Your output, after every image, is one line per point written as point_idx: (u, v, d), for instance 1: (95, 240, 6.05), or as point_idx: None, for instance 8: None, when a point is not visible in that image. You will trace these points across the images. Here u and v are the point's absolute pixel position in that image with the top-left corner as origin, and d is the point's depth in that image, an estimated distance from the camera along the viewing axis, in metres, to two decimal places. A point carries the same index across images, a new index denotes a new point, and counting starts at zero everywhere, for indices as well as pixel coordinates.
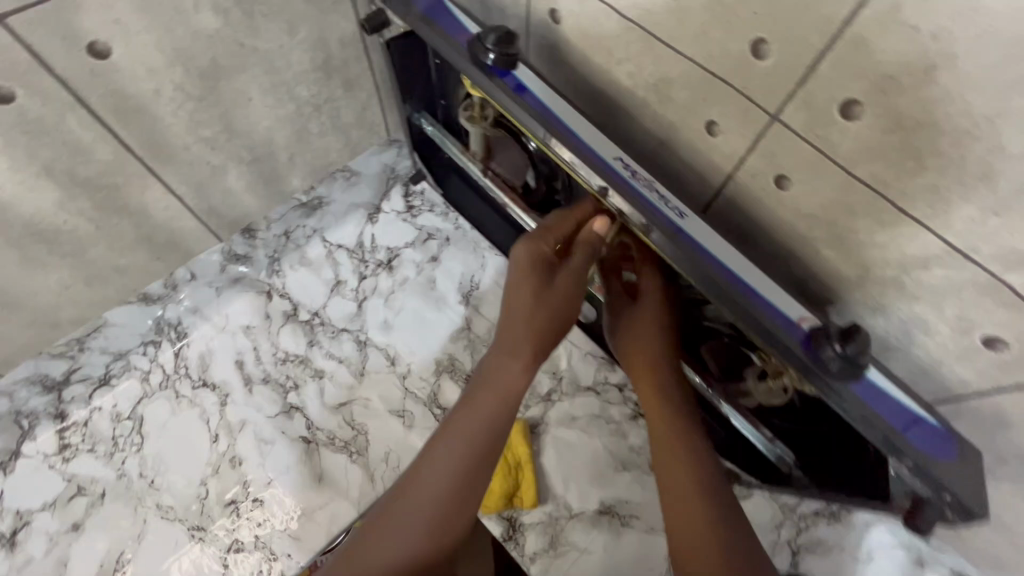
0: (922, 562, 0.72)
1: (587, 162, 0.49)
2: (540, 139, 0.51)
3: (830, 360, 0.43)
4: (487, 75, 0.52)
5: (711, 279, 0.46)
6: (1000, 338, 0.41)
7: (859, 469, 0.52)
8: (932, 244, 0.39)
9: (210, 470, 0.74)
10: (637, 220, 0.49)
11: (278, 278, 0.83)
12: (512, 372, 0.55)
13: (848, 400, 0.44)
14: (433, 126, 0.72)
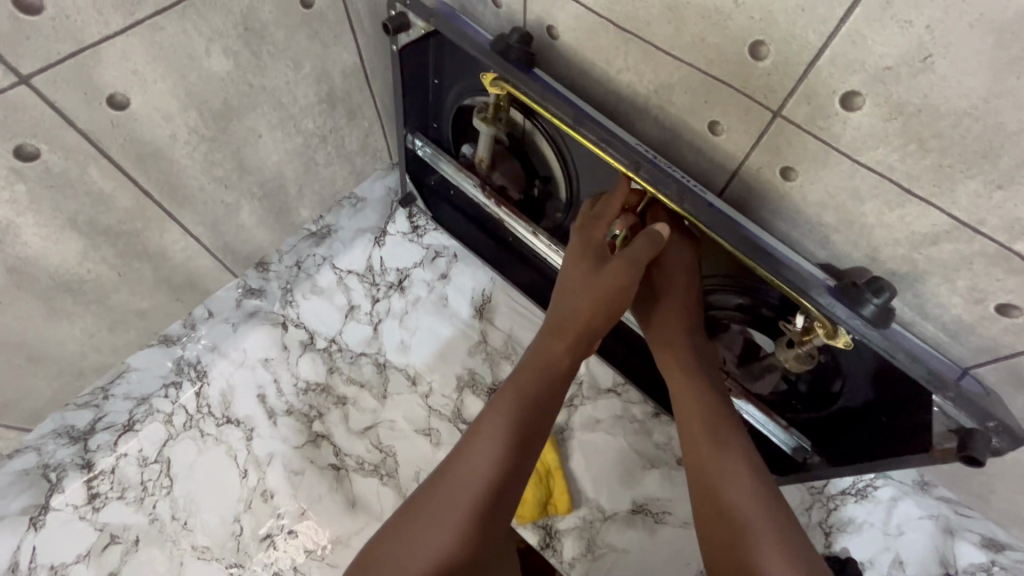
0: (952, 531, 0.73)
1: (617, 142, 0.51)
2: (569, 123, 0.53)
3: (866, 308, 0.45)
4: (512, 68, 0.54)
5: (743, 237, 0.48)
6: (1012, 304, 0.43)
7: (879, 437, 0.54)
8: (940, 220, 0.41)
9: (243, 506, 0.74)
10: (670, 191, 0.51)
11: (292, 308, 0.83)
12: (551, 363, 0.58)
13: (888, 342, 0.45)
14: (424, 146, 0.74)
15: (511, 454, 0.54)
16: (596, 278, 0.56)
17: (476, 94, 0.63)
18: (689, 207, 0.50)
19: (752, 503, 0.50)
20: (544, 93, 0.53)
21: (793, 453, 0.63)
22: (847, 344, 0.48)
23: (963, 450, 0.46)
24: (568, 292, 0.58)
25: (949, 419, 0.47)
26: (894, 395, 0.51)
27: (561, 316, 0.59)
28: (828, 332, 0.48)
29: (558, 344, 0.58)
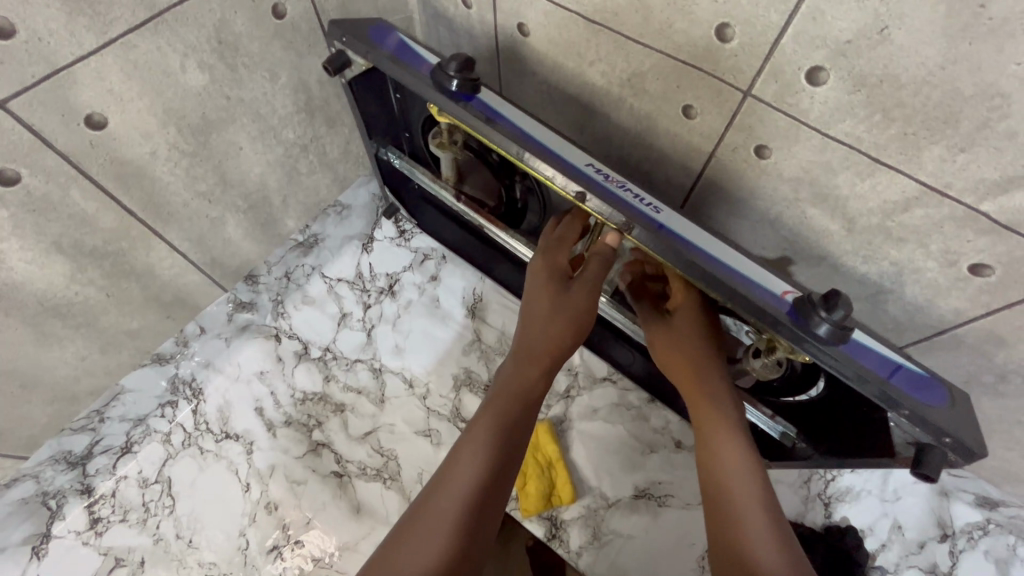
0: (946, 494, 0.75)
1: (564, 173, 0.51)
2: (515, 156, 0.53)
3: (819, 327, 0.45)
4: (453, 101, 0.54)
5: (689, 262, 0.48)
6: (986, 264, 0.44)
7: (851, 431, 0.55)
8: (910, 186, 0.43)
9: (248, 519, 0.74)
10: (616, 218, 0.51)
11: (284, 320, 0.83)
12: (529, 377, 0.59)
13: (840, 360, 0.46)
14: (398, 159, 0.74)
15: (499, 470, 0.53)
16: (562, 301, 0.59)
17: (430, 117, 0.63)
18: (637, 233, 0.50)
19: (752, 498, 0.51)
20: (486, 127, 0.52)
21: (782, 439, 0.64)
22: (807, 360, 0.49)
23: (917, 467, 0.48)
24: (533, 318, 0.60)
25: (906, 433, 0.48)
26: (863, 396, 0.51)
27: (532, 337, 0.60)
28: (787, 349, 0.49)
29: (535, 364, 0.59)
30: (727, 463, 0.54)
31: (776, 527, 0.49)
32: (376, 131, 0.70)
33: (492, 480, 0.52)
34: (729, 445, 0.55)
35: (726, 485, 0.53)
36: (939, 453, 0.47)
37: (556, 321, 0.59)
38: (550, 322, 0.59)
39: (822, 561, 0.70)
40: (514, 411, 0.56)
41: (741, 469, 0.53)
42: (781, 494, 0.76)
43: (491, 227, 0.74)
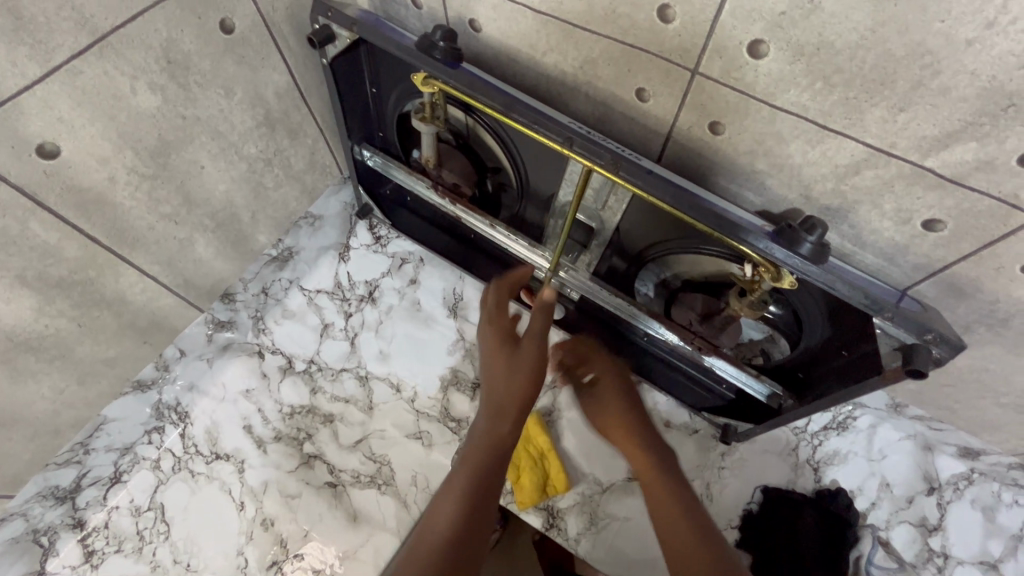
0: (931, 449, 0.76)
1: (546, 121, 0.53)
2: (498, 108, 0.55)
3: (803, 247, 0.47)
4: (439, 65, 0.55)
5: (679, 197, 0.50)
6: (937, 219, 0.45)
7: (834, 366, 0.58)
8: (857, 150, 0.44)
9: (244, 538, 0.73)
10: (603, 162, 0.52)
11: (266, 336, 0.83)
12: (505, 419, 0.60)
13: (828, 276, 0.47)
14: (373, 156, 0.77)
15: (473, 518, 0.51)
16: (516, 357, 0.62)
17: (414, 97, 0.65)
18: (625, 173, 0.52)
19: (689, 519, 0.56)
20: (471, 83, 0.54)
21: (768, 401, 0.66)
22: (792, 284, 0.51)
23: (907, 365, 0.47)
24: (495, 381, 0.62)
25: (890, 338, 0.49)
26: (848, 330, 0.53)
27: (497, 393, 0.61)
28: (774, 275, 0.50)
29: (502, 418, 0.60)
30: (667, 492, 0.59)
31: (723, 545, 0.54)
32: None
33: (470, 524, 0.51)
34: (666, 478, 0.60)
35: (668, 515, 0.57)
36: (924, 351, 0.47)
37: (518, 371, 0.61)
38: (511, 376, 0.61)
39: (814, 523, 0.72)
40: (482, 463, 0.56)
41: (679, 498, 0.58)
42: (771, 463, 0.78)
43: (467, 214, 0.76)
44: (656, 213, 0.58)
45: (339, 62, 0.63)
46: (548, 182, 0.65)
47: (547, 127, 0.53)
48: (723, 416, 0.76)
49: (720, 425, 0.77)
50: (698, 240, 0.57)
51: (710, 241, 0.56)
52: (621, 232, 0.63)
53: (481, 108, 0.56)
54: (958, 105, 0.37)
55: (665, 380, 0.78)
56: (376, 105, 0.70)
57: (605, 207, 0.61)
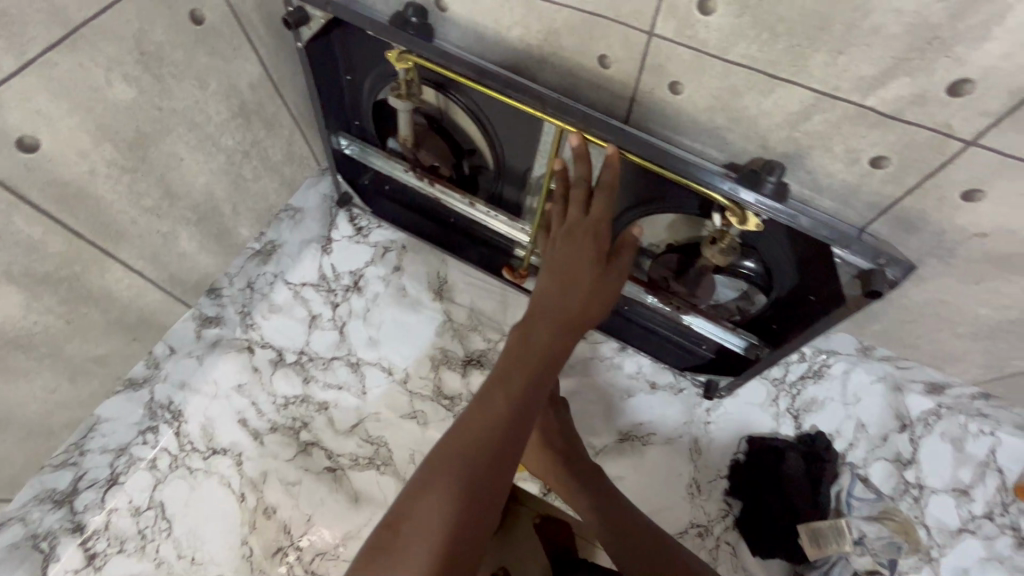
0: (900, 388, 0.81)
1: (518, 85, 0.55)
2: (472, 75, 0.56)
3: (766, 187, 0.50)
4: (414, 38, 0.56)
5: (650, 148, 0.53)
6: (882, 157, 0.48)
7: (804, 311, 0.61)
8: (805, 96, 0.47)
9: (247, 528, 0.74)
10: (576, 120, 0.54)
11: (254, 330, 0.84)
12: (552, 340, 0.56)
13: (793, 211, 0.50)
14: (351, 145, 0.79)
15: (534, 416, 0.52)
16: (606, 278, 0.58)
17: (390, 78, 0.66)
18: (597, 130, 0.54)
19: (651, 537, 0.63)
20: (443, 53, 0.56)
21: (747, 351, 0.70)
22: (758, 227, 0.52)
23: (868, 289, 0.50)
24: (575, 292, 0.57)
25: (850, 266, 0.52)
26: (812, 277, 0.56)
27: (575, 307, 0.57)
28: (740, 219, 0.52)
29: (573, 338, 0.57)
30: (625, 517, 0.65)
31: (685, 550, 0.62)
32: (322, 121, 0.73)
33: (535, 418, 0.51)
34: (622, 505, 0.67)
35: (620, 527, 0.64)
36: (881, 274, 0.50)
37: (601, 299, 0.58)
38: (595, 299, 0.57)
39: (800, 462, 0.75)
40: (544, 359, 0.55)
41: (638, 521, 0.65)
42: (754, 414, 0.81)
43: (447, 193, 0.78)
44: (627, 176, 0.60)
45: (317, 44, 0.64)
46: (522, 154, 0.68)
47: (518, 91, 0.55)
48: (704, 372, 0.79)
49: (703, 381, 0.80)
50: (670, 200, 0.60)
51: (681, 197, 0.59)
52: None
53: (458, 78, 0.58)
54: (889, 43, 0.41)
55: (647, 343, 0.81)
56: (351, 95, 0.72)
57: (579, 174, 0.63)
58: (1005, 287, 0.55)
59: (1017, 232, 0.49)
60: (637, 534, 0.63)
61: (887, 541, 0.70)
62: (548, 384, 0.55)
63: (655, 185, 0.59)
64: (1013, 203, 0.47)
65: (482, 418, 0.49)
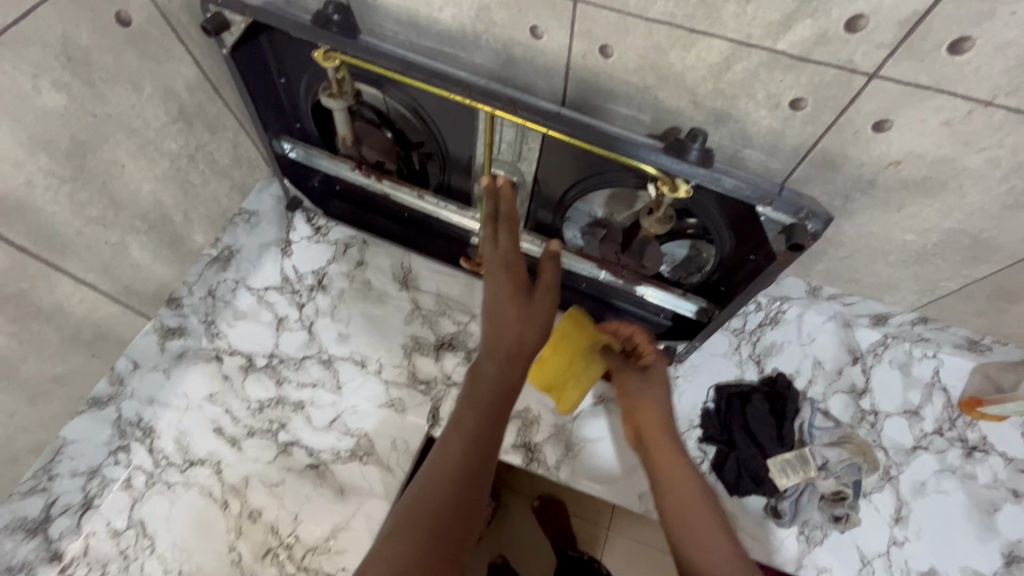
0: (849, 325, 0.86)
1: (443, 77, 0.59)
2: (397, 70, 0.59)
3: (692, 154, 0.54)
4: (335, 36, 0.59)
5: (573, 124, 0.57)
6: (799, 98, 0.52)
7: (746, 272, 0.64)
8: (723, 46, 0.50)
9: (233, 534, 0.73)
10: (501, 104, 0.58)
11: (221, 339, 0.84)
12: (501, 375, 0.63)
13: (715, 175, 0.53)
14: (295, 147, 0.81)
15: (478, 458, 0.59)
16: (531, 308, 0.63)
17: (323, 78, 0.68)
18: (522, 111, 0.58)
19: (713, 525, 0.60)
20: (366, 49, 0.58)
21: (698, 316, 0.74)
22: (688, 193, 0.56)
23: (790, 244, 0.54)
24: (504, 330, 0.63)
25: (773, 223, 0.55)
26: (748, 238, 0.61)
27: (507, 343, 0.62)
28: (671, 186, 0.56)
29: (514, 369, 0.63)
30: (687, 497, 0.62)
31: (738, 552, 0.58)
32: (269, 115, 0.75)
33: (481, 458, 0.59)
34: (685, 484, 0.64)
35: (683, 503, 0.62)
36: (803, 228, 0.53)
37: (533, 326, 0.63)
38: (525, 329, 0.63)
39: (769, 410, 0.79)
40: (489, 394, 0.62)
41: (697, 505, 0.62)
42: (718, 364, 0.85)
43: (395, 187, 0.81)
44: (560, 154, 0.65)
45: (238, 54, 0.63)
46: (464, 143, 0.71)
47: (442, 80, 0.58)
48: (663, 340, 0.81)
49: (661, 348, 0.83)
50: (605, 176, 0.65)
51: (616, 174, 0.64)
52: (540, 180, 0.71)
53: (387, 72, 0.61)
54: None
55: (607, 315, 0.83)
56: (289, 96, 0.74)
57: (520, 158, 0.68)
58: (924, 211, 0.59)
59: (926, 155, 0.52)
60: (688, 523, 0.61)
61: (846, 462, 0.74)
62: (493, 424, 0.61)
63: (590, 163, 0.64)
64: (918, 129, 0.50)
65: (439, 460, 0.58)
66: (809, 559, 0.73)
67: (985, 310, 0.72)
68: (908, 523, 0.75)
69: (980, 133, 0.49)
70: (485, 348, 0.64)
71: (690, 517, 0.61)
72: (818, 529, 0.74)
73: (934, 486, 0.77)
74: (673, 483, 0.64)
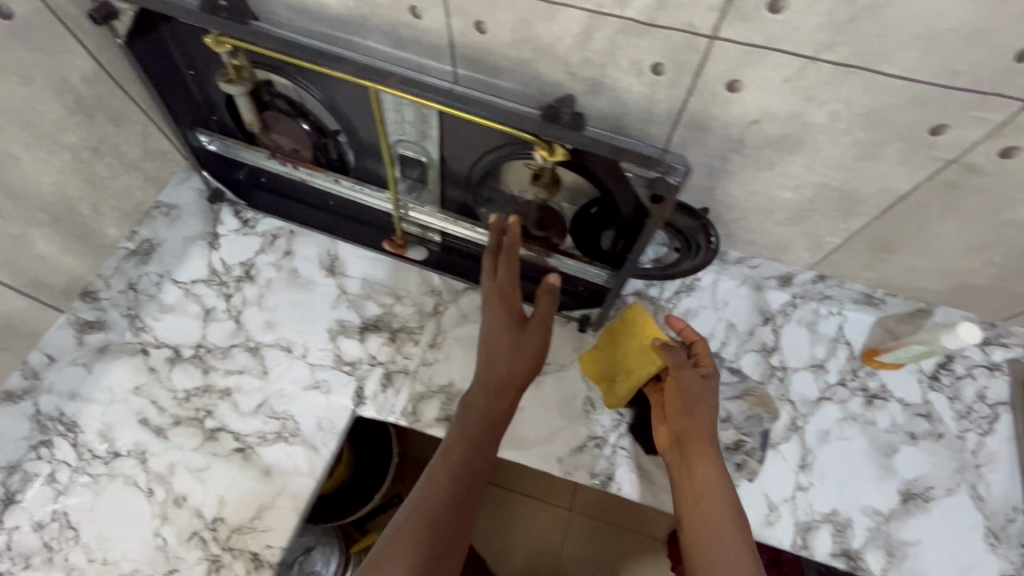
0: (760, 288, 0.90)
1: (317, 53, 0.59)
2: (276, 49, 0.60)
3: (563, 117, 0.57)
4: (221, 21, 0.60)
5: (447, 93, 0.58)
6: (658, 63, 0.55)
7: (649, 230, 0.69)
8: (580, 15, 0.53)
9: (159, 520, 0.74)
10: (379, 78, 0.58)
11: (146, 333, 0.84)
12: (495, 402, 0.71)
13: (582, 136, 0.56)
14: (212, 140, 0.83)
15: (472, 475, 0.66)
16: (521, 342, 0.74)
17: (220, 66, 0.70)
18: (400, 84, 0.58)
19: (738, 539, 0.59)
20: (244, 31, 0.60)
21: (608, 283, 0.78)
22: (565, 156, 0.60)
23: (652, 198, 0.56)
24: (498, 357, 0.73)
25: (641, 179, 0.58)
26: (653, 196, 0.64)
27: (498, 372, 0.73)
28: (548, 151, 0.60)
29: (504, 399, 0.72)
30: (715, 506, 0.62)
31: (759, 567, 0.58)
32: (180, 110, 0.78)
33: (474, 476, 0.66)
34: (718, 492, 0.63)
35: (710, 515, 0.61)
36: (663, 180, 0.54)
37: (522, 355, 0.73)
38: (515, 361, 0.73)
39: None
40: (486, 417, 0.71)
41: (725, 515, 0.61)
42: None
43: (312, 174, 0.84)
44: (457, 129, 0.70)
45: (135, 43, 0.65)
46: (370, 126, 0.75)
47: (319, 57, 0.59)
48: (579, 309, 0.84)
49: (578, 317, 0.86)
50: (504, 149, 0.69)
51: (511, 147, 0.68)
52: (447, 158, 0.76)
53: (276, 55, 0.61)
54: None
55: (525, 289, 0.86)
56: (199, 89, 0.76)
57: (424, 137, 0.73)
58: (791, 167, 0.63)
59: (778, 112, 0.56)
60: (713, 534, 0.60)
61: (748, 415, 0.81)
62: (482, 449, 0.68)
63: (486, 138, 0.69)
64: (765, 87, 0.54)
65: (439, 473, 0.65)
66: None
67: (871, 264, 0.76)
68: (812, 469, 0.79)
69: (818, 88, 0.52)
70: (481, 379, 0.74)
71: (720, 533, 0.60)
72: None
73: (836, 433, 0.82)
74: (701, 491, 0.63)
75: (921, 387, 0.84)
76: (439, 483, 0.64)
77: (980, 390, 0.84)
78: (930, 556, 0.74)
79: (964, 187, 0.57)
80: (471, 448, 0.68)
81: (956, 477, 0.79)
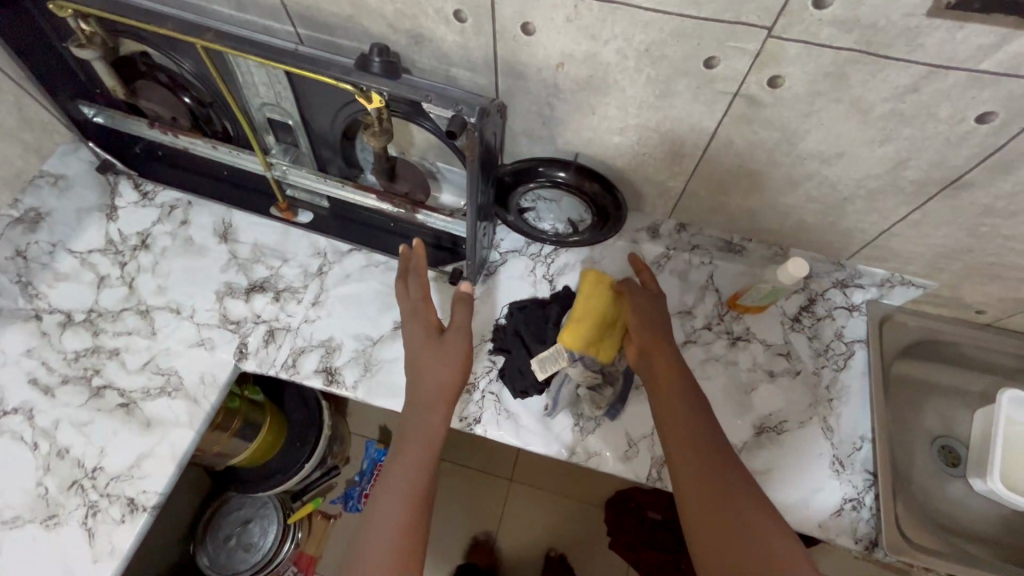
0: (635, 241, 0.93)
1: (138, 13, 0.62)
2: (101, 10, 0.63)
3: (373, 65, 0.60)
4: None
5: (260, 47, 0.61)
6: (458, 10, 0.58)
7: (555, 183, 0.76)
8: None
9: (42, 471, 0.78)
10: (195, 35, 0.62)
11: (40, 299, 0.88)
12: (427, 419, 0.70)
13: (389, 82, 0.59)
14: (96, 112, 0.86)
15: (416, 497, 0.65)
16: (443, 351, 0.72)
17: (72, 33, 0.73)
18: (214, 38, 0.62)
19: (713, 440, 0.64)
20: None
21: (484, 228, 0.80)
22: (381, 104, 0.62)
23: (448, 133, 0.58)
24: (423, 374, 0.72)
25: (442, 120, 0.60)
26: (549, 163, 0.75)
27: (425, 389, 0.71)
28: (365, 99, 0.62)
29: (432, 417, 0.70)
30: (687, 411, 0.66)
31: (787, 547, 0.55)
32: (57, 83, 0.81)
33: (418, 496, 0.65)
34: (686, 399, 0.67)
35: (683, 419, 0.65)
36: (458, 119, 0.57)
37: (448, 366, 0.71)
38: (440, 372, 0.71)
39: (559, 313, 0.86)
40: (420, 435, 0.69)
41: (698, 420, 0.65)
42: (514, 286, 0.91)
43: (191, 140, 0.85)
44: (307, 88, 0.73)
45: None
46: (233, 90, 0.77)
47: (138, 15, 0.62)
48: (450, 263, 0.88)
49: (450, 271, 0.89)
50: (353, 106, 0.73)
51: (357, 104, 0.72)
52: (309, 119, 0.79)
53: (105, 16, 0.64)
54: None
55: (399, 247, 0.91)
56: (78, 65, 0.79)
57: (281, 99, 0.76)
58: (609, 110, 0.66)
59: (575, 54, 0.59)
60: (709, 469, 0.61)
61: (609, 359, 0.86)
62: (424, 468, 0.67)
63: (332, 96, 0.73)
64: (553, 28, 0.57)
65: (385, 497, 0.65)
66: (580, 445, 0.80)
67: (716, 208, 0.80)
68: None
69: (596, 26, 0.55)
70: (411, 401, 0.72)
71: (697, 434, 0.64)
72: (592, 420, 0.81)
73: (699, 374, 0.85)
74: (670, 399, 0.67)
75: (784, 329, 0.88)
76: (387, 505, 0.64)
77: (839, 329, 0.87)
78: (777, 482, 0.78)
79: (756, 120, 0.61)
80: (412, 469, 0.67)
81: (809, 411, 0.83)
